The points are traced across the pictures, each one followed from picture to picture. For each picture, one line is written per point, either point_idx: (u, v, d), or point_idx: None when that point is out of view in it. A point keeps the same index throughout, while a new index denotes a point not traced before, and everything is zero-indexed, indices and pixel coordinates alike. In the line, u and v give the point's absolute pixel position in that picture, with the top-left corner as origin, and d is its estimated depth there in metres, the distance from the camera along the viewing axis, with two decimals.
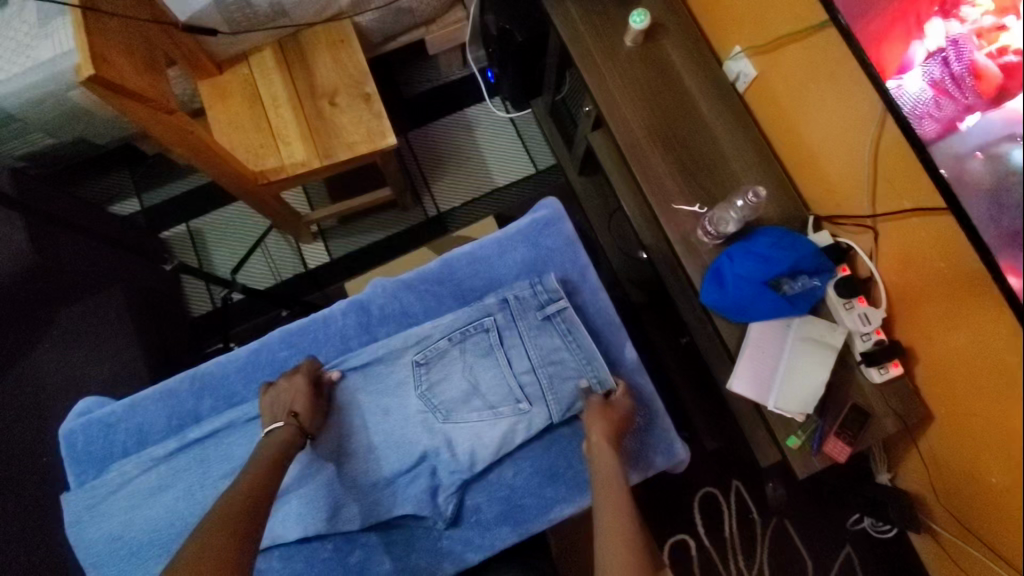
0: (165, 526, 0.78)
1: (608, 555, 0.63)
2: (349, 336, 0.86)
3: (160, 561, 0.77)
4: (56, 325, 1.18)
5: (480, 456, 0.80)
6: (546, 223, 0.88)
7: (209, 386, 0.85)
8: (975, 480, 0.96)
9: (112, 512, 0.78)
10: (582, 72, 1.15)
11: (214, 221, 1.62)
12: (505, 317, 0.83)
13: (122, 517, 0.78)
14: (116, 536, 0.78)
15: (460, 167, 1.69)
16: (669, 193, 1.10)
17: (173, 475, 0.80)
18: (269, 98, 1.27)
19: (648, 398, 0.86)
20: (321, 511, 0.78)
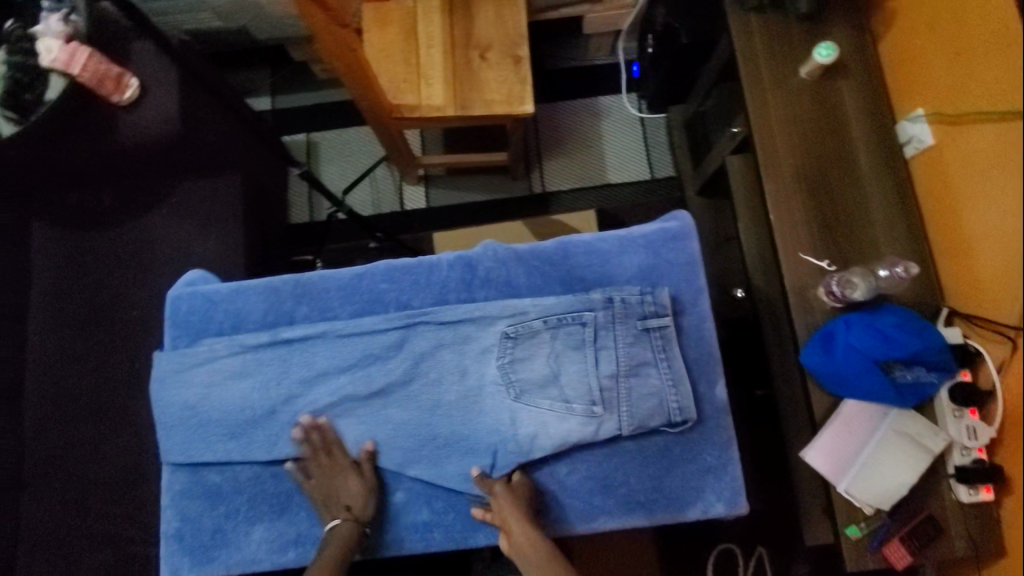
0: (236, 412, 0.82)
1: None
2: (448, 288, 0.85)
3: (223, 442, 0.81)
4: (175, 196, 1.27)
5: (541, 444, 0.78)
6: (673, 236, 0.84)
7: (309, 294, 0.86)
8: None
9: (193, 382, 0.82)
10: (745, 92, 1.10)
11: (332, 140, 1.68)
12: (606, 317, 0.80)
13: (201, 390, 0.82)
14: (192, 406, 0.82)
15: (577, 153, 1.66)
16: (800, 240, 1.04)
17: (254, 367, 0.82)
18: (425, 36, 1.27)
19: (726, 443, 0.79)
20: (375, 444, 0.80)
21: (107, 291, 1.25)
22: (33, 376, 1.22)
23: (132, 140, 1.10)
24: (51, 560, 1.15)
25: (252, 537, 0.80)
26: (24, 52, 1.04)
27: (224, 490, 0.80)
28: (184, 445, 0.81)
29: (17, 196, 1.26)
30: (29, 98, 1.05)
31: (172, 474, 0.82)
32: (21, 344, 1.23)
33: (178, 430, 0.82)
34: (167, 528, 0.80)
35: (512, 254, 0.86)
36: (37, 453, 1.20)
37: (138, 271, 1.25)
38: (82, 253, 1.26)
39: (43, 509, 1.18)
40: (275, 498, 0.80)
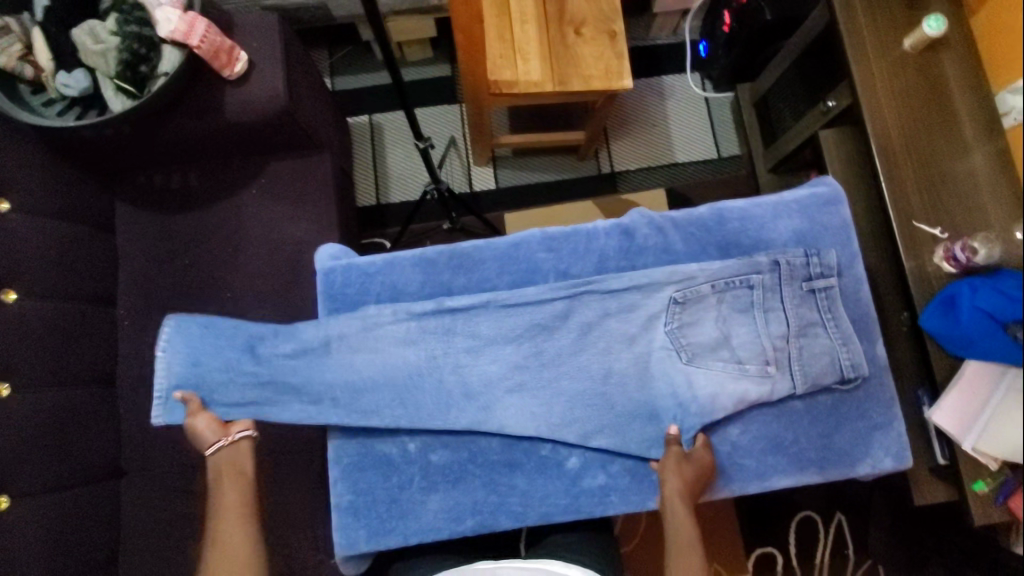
0: (402, 380, 0.82)
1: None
2: (608, 256, 0.87)
3: (391, 408, 0.81)
4: (263, 175, 1.25)
5: (717, 406, 0.79)
6: (825, 201, 0.86)
7: (466, 263, 0.87)
8: None
9: (359, 348, 0.82)
10: (851, 65, 1.12)
11: (396, 121, 1.64)
12: (772, 279, 0.82)
13: (366, 358, 0.82)
14: (356, 374, 0.82)
15: (643, 132, 1.65)
16: (913, 209, 1.07)
17: (416, 334, 0.82)
18: (517, 11, 1.26)
19: (889, 400, 0.83)
20: (553, 414, 0.81)
21: (197, 272, 1.23)
22: (128, 357, 1.21)
23: (237, 114, 1.10)
24: (159, 544, 1.14)
25: (429, 507, 0.81)
26: (139, 23, 1.02)
27: (399, 460, 0.82)
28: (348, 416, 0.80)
29: (106, 177, 1.26)
30: (145, 70, 1.01)
31: (341, 444, 0.82)
32: (114, 327, 1.22)
33: (343, 403, 0.81)
34: (339, 500, 0.81)
35: (668, 222, 0.87)
36: (140, 436, 1.18)
37: (226, 251, 1.23)
38: (171, 235, 1.24)
39: (147, 490, 1.16)
40: (449, 465, 0.82)
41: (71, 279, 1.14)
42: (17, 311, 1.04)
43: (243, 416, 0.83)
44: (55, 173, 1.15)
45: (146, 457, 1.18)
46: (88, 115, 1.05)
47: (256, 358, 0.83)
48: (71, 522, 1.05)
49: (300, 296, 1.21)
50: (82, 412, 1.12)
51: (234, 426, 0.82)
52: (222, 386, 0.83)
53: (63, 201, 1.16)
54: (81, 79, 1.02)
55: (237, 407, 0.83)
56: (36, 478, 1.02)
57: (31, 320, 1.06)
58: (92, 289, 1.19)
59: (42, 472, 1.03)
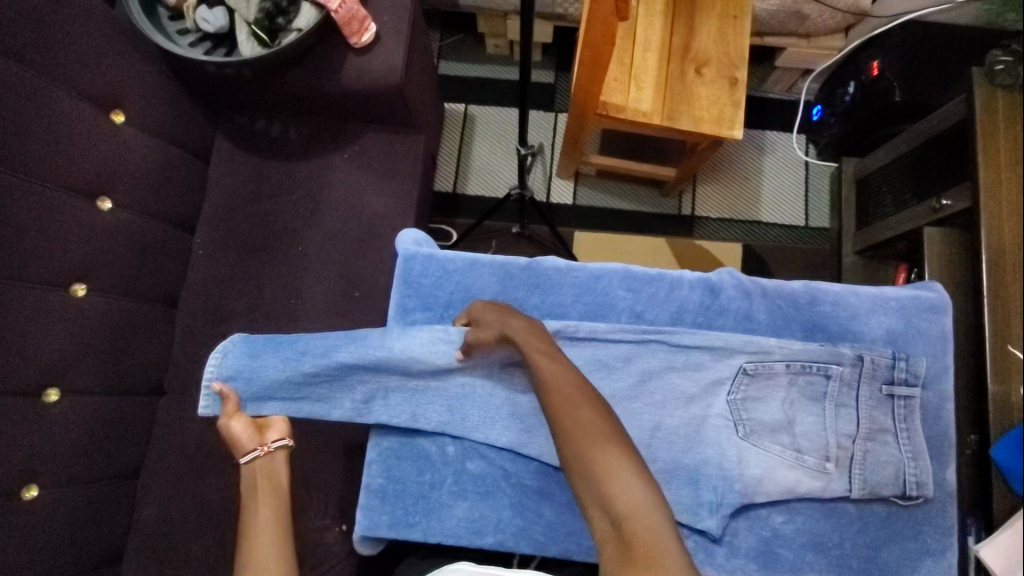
0: (455, 386, 0.83)
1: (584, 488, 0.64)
2: (687, 309, 0.84)
3: (440, 412, 0.83)
4: (358, 143, 1.27)
5: (765, 489, 0.76)
6: (927, 307, 0.81)
7: (543, 284, 0.86)
8: None
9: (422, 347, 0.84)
10: (979, 165, 1.06)
11: (490, 117, 1.65)
12: (851, 374, 0.77)
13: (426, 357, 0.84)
14: (412, 374, 0.84)
15: (734, 183, 1.62)
16: (1010, 332, 1.00)
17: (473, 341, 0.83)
18: (642, 39, 1.25)
19: (945, 529, 0.78)
20: None
21: (274, 220, 1.26)
22: (192, 284, 1.26)
23: (352, 80, 1.12)
24: (177, 470, 1.16)
25: (453, 513, 0.81)
26: None
27: (435, 458, 0.83)
28: (399, 416, 0.83)
29: (213, 111, 1.31)
30: (281, 22, 1.05)
31: (384, 433, 0.84)
32: (187, 254, 1.27)
33: (396, 402, 0.84)
34: (370, 481, 0.82)
35: (756, 288, 0.84)
36: (188, 362, 1.23)
37: (306, 208, 1.26)
38: (258, 181, 1.28)
39: (181, 415, 1.20)
40: (483, 475, 0.82)
41: (160, 200, 1.19)
42: (109, 219, 1.09)
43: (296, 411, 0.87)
44: (171, 97, 1.20)
45: (189, 384, 1.22)
46: (216, 53, 1.09)
47: (314, 357, 0.85)
48: (110, 429, 1.10)
49: (364, 267, 1.23)
50: (140, 327, 1.16)
51: (268, 433, 0.85)
52: (276, 383, 0.86)
53: (171, 126, 1.20)
54: (220, 17, 1.05)
55: (291, 402, 0.87)
56: (85, 378, 1.05)
57: (117, 230, 1.11)
58: (176, 214, 1.23)
59: (92, 375, 1.07)
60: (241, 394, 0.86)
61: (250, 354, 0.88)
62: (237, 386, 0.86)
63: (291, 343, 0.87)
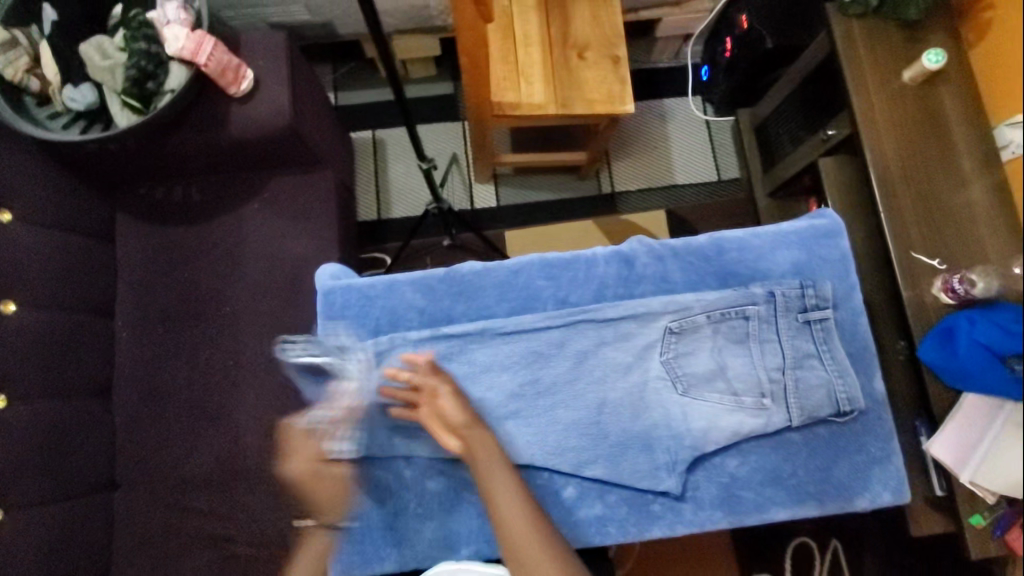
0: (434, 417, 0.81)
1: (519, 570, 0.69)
2: (608, 284, 0.86)
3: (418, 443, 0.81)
4: (266, 190, 1.25)
5: (712, 438, 0.79)
6: (825, 234, 0.86)
7: (465, 291, 0.86)
8: None
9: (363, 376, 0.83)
10: (851, 92, 1.13)
11: (399, 137, 1.65)
12: (767, 310, 0.82)
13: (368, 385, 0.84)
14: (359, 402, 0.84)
15: (645, 154, 1.68)
16: (912, 240, 1.07)
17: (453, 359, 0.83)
18: (521, 36, 1.28)
19: (887, 435, 0.81)
20: (549, 445, 0.80)
21: (195, 285, 1.23)
22: (124, 368, 1.21)
23: (243, 131, 1.10)
24: (149, 562, 1.12)
25: (423, 534, 0.82)
26: (146, 41, 1.01)
27: (396, 486, 0.82)
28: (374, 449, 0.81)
29: (108, 188, 1.26)
30: (152, 86, 1.02)
31: (339, 469, 0.83)
32: (111, 339, 1.22)
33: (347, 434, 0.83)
34: (334, 523, 0.81)
35: (667, 250, 0.87)
36: (135, 450, 1.17)
37: (226, 266, 1.23)
38: (171, 249, 1.24)
39: (140, 505, 1.15)
40: (446, 490, 0.82)
41: (71, 291, 1.14)
42: (15, 323, 1.04)
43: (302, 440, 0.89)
44: (61, 185, 1.15)
45: (140, 472, 1.16)
46: (94, 130, 1.05)
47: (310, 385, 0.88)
48: (66, 536, 1.05)
49: (297, 312, 1.21)
50: (76, 424, 1.11)
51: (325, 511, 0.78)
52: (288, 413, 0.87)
53: (65, 213, 1.15)
54: (87, 94, 1.04)
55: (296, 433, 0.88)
56: (23, 491, 1.00)
57: (28, 332, 1.05)
58: (91, 301, 1.18)
59: (31, 487, 1.01)
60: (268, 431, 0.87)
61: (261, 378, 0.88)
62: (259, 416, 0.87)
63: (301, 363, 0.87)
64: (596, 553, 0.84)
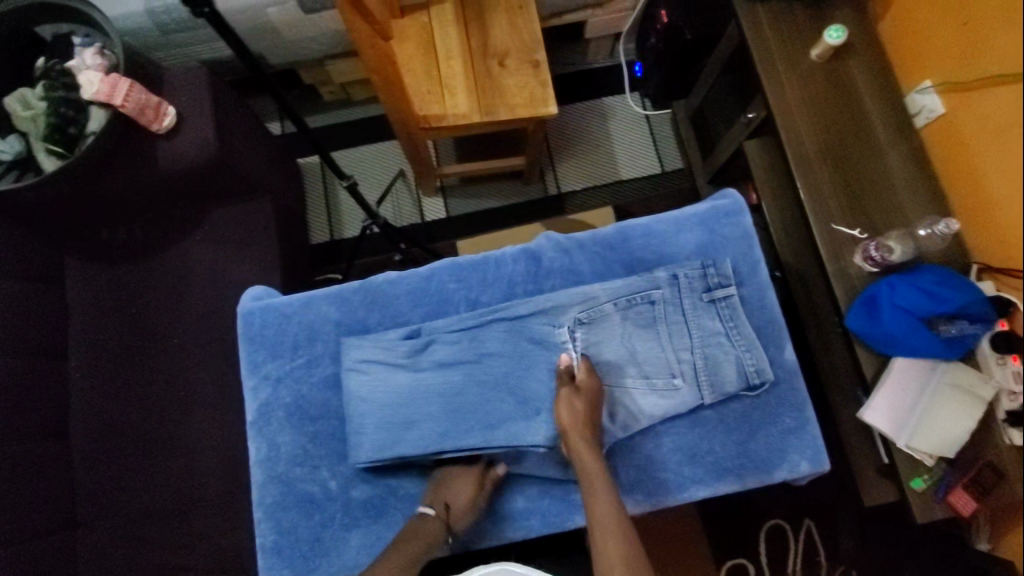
0: (496, 409, 0.82)
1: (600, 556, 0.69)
2: (516, 281, 0.89)
3: (474, 434, 0.80)
4: (206, 222, 1.27)
5: (628, 424, 0.81)
6: (725, 213, 0.89)
7: (380, 300, 0.88)
8: None
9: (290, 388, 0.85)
10: (760, 75, 1.15)
11: (345, 158, 1.68)
12: (671, 292, 0.84)
13: (291, 398, 0.85)
14: (284, 415, 0.85)
15: (588, 153, 1.70)
16: (831, 212, 1.09)
17: (526, 351, 0.84)
18: (443, 49, 1.31)
19: (801, 404, 0.83)
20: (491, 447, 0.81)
21: (143, 320, 1.25)
22: (80, 409, 1.22)
23: (173, 166, 1.13)
24: None
25: (350, 544, 0.82)
26: (65, 87, 1.08)
27: (320, 498, 0.83)
28: (434, 438, 0.80)
29: (53, 234, 1.28)
30: (73, 131, 1.07)
31: (263, 487, 0.83)
32: (65, 381, 1.23)
33: (273, 451, 0.84)
34: (262, 540, 0.82)
35: (573, 242, 0.89)
36: (93, 490, 1.18)
37: (174, 299, 1.25)
38: (119, 288, 1.26)
39: (102, 544, 1.15)
40: (371, 499, 0.83)
41: (17, 338, 1.16)
42: None
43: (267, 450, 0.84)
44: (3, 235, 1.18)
45: (98, 512, 1.17)
46: (24, 177, 1.10)
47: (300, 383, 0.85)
48: None
49: None
50: (30, 470, 1.12)
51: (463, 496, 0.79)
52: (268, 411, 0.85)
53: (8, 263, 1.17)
54: (14, 144, 1.09)
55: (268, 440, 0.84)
56: None
57: None
58: (41, 346, 1.20)
59: None
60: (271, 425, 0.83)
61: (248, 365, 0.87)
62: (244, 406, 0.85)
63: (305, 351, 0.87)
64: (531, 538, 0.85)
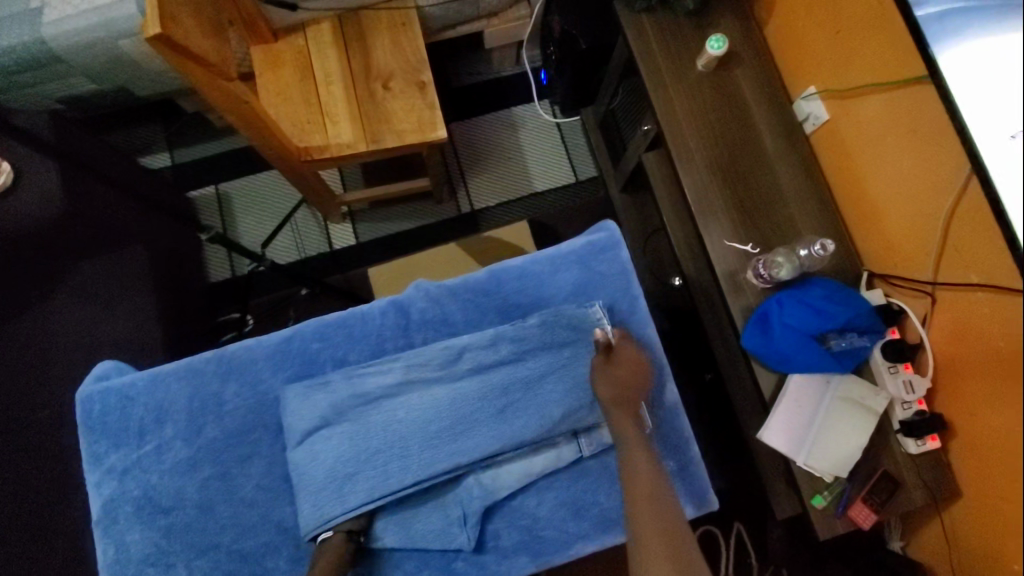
0: (549, 396, 0.90)
1: (641, 516, 0.77)
2: (385, 335, 0.97)
3: (534, 423, 0.88)
4: (71, 278, 1.15)
5: (504, 483, 0.89)
6: (600, 250, 1.01)
7: (235, 370, 0.94)
8: (991, 566, 0.91)
9: (149, 473, 0.91)
10: (648, 89, 1.11)
11: (242, 188, 1.58)
12: (544, 332, 0.94)
13: (139, 490, 0.90)
14: (133, 510, 0.90)
15: (500, 166, 1.65)
16: (724, 228, 1.06)
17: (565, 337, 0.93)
18: (321, 73, 1.23)
19: (684, 443, 0.95)
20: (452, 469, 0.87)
21: None
22: None
23: None
24: None
25: None
26: None
27: None
28: (493, 437, 0.87)
29: None
30: None
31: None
32: None
33: (123, 551, 0.89)
34: None
35: (443, 292, 0.99)
36: None
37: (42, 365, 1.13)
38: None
39: None
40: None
41: None
42: None
43: (139, 538, 0.89)
44: None
45: None
46: None
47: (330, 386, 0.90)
48: None
49: None
50: None
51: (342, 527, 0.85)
52: (139, 499, 0.90)
53: None
54: None
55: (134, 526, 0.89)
56: None
57: None
58: None
59: None
60: (156, 506, 0.90)
61: (98, 457, 0.92)
62: (93, 498, 0.91)
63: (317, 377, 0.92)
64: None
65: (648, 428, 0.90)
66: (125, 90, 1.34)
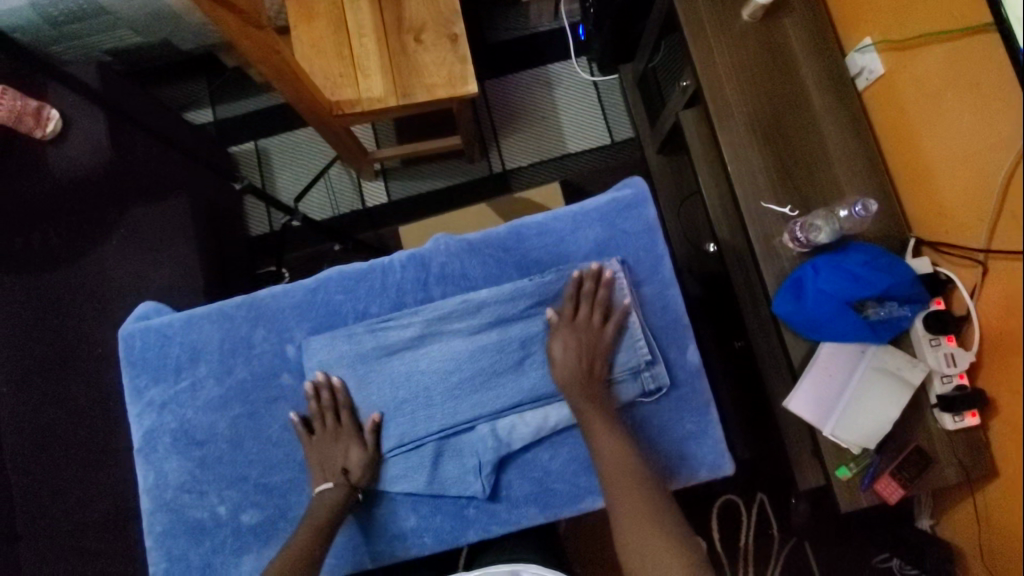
0: None
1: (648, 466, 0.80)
2: (406, 288, 0.98)
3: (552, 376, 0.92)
4: (123, 223, 1.22)
5: (520, 436, 0.91)
6: (626, 206, 0.98)
7: (264, 315, 0.98)
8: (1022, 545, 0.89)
9: (184, 407, 0.97)
10: (688, 41, 1.06)
11: (281, 144, 1.61)
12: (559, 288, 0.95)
13: (176, 423, 0.96)
14: (171, 441, 0.96)
15: (533, 125, 1.62)
16: (761, 189, 1.01)
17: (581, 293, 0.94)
18: (354, 26, 1.22)
19: (704, 406, 0.95)
20: (469, 415, 0.91)
21: (63, 331, 1.18)
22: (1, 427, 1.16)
23: None
24: None
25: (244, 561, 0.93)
26: None
27: (209, 523, 0.94)
28: (512, 390, 0.91)
29: None
30: None
31: (153, 514, 0.95)
32: None
33: (160, 478, 0.96)
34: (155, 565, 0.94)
35: (464, 246, 0.99)
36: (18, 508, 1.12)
37: (95, 305, 1.19)
38: (19, 301, 1.18)
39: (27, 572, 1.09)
40: (258, 522, 0.94)
41: None
42: None
43: (177, 467, 0.96)
44: None
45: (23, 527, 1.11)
46: None
47: (352, 335, 0.94)
48: None
49: None
50: None
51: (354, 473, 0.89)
52: (176, 431, 0.96)
53: None
54: None
55: (171, 456, 0.96)
56: None
57: None
58: None
59: None
60: (192, 438, 0.96)
61: (138, 391, 0.98)
62: (132, 429, 0.98)
63: (341, 329, 0.96)
64: (461, 527, 0.92)
65: (665, 386, 0.93)
66: (169, 43, 1.37)
